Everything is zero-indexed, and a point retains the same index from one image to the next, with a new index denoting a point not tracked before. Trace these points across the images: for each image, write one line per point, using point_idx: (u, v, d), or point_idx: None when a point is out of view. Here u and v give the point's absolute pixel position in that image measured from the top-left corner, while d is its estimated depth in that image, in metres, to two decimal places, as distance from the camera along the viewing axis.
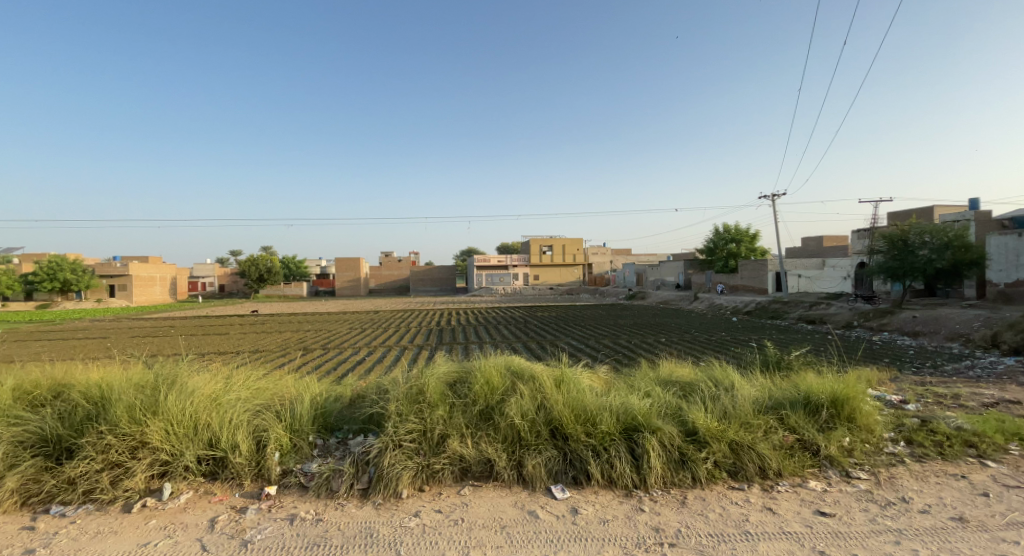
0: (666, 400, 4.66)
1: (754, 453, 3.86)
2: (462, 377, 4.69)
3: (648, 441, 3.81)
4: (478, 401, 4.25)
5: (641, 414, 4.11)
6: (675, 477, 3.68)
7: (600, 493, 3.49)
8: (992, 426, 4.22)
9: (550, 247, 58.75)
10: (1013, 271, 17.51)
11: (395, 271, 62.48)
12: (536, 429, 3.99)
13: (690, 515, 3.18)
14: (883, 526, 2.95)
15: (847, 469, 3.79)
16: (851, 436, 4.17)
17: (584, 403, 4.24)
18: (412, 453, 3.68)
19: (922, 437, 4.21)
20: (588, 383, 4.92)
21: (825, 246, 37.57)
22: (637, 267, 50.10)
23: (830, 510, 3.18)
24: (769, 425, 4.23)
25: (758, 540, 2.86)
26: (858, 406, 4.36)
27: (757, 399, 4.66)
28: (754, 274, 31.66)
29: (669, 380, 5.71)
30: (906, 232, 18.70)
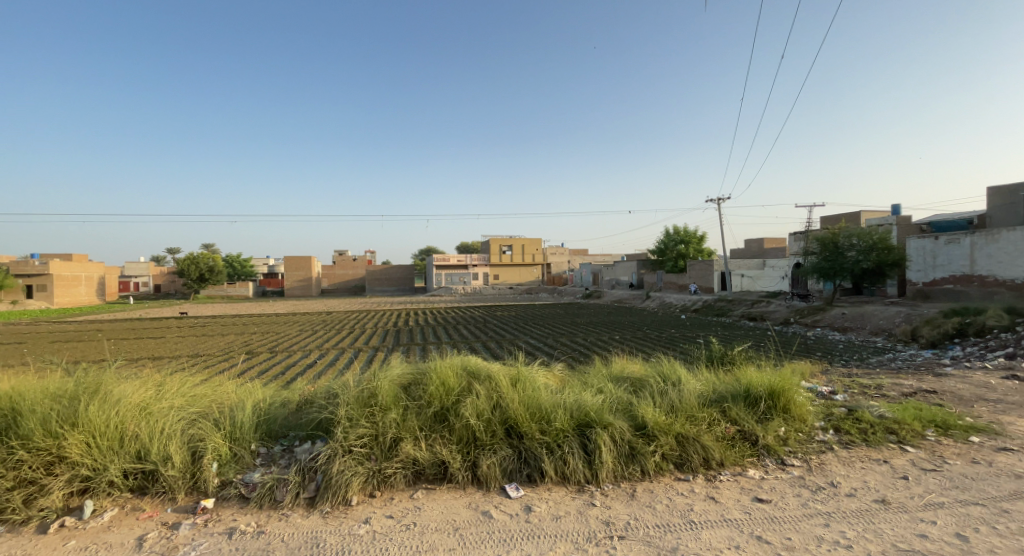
0: (617, 396, 4.77)
1: (699, 445, 4.02)
2: (416, 378, 4.60)
3: (599, 437, 3.89)
4: (432, 401, 4.18)
5: (594, 410, 4.20)
6: (625, 470, 3.79)
7: (553, 490, 3.54)
8: (911, 415, 4.60)
9: (510, 247, 58.89)
10: (930, 271, 19.20)
11: (349, 271, 60.67)
12: (490, 428, 3.98)
13: (639, 507, 3.28)
14: (814, 510, 3.16)
15: (782, 457, 4.03)
16: (785, 426, 4.44)
17: (539, 401, 4.28)
18: (362, 459, 3.58)
19: (849, 425, 4.53)
20: (542, 381, 4.96)
21: (767, 247, 39.81)
22: (593, 268, 51.10)
23: (766, 497, 3.37)
24: (713, 417, 4.43)
25: (701, 528, 2.98)
26: (792, 397, 4.65)
27: (702, 393, 4.88)
28: (702, 274, 33.03)
29: (620, 377, 5.86)
30: (837, 235, 20.13)
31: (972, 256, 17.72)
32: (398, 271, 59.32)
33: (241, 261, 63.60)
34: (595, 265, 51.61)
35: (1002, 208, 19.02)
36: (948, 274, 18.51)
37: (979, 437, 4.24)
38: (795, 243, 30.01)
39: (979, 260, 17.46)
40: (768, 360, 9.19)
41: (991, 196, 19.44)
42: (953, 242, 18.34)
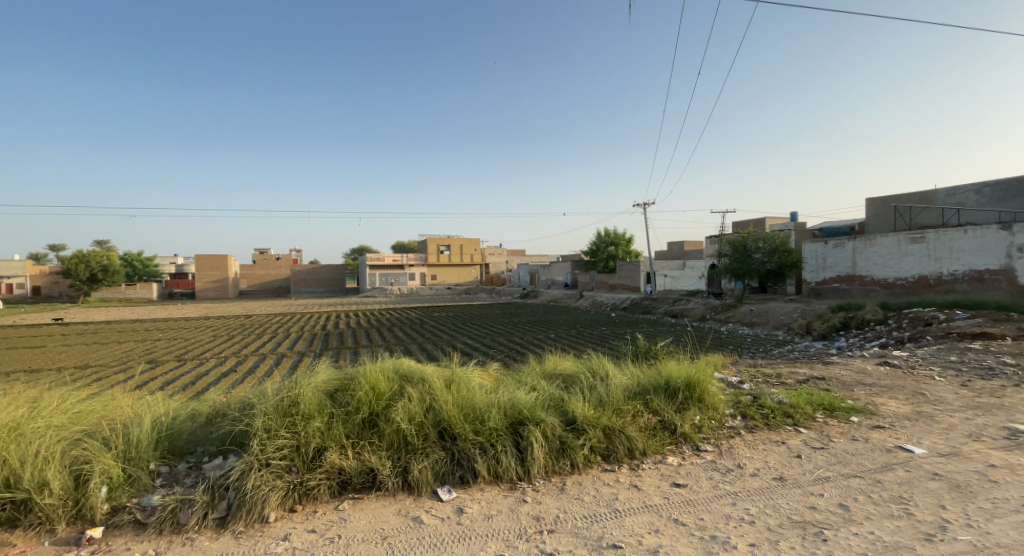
0: (550, 392, 4.88)
1: (624, 436, 4.21)
2: (343, 384, 4.40)
3: (532, 433, 3.95)
4: (361, 407, 4.02)
5: (527, 408, 4.25)
6: (556, 465, 3.88)
7: (486, 490, 3.55)
8: (804, 400, 5.13)
9: (447, 247, 58.13)
10: (821, 272, 21.48)
11: (272, 271, 56.97)
12: (423, 431, 3.91)
13: (568, 500, 3.37)
14: (722, 491, 3.43)
15: (697, 444, 4.33)
16: (700, 414, 4.77)
17: (473, 401, 4.27)
18: (282, 472, 3.37)
19: (753, 411, 4.95)
20: (477, 381, 4.95)
21: (688, 250, 42.61)
22: (530, 268, 51.75)
23: (683, 481, 3.61)
24: (637, 409, 4.66)
25: (625, 516, 3.13)
26: (707, 387, 5.00)
27: (627, 387, 5.12)
28: (630, 274, 34.60)
29: (553, 373, 6.00)
30: (746, 238, 21.96)
31: (855, 258, 20.09)
32: (327, 271, 56.60)
33: (143, 261, 57.53)
34: (531, 265, 52.33)
35: (878, 217, 21.71)
36: (836, 274, 20.84)
37: (859, 418, 4.80)
38: (711, 245, 32.36)
39: (860, 262, 19.83)
40: (687, 352, 9.83)
41: (869, 207, 22.17)
42: (840, 245, 20.68)
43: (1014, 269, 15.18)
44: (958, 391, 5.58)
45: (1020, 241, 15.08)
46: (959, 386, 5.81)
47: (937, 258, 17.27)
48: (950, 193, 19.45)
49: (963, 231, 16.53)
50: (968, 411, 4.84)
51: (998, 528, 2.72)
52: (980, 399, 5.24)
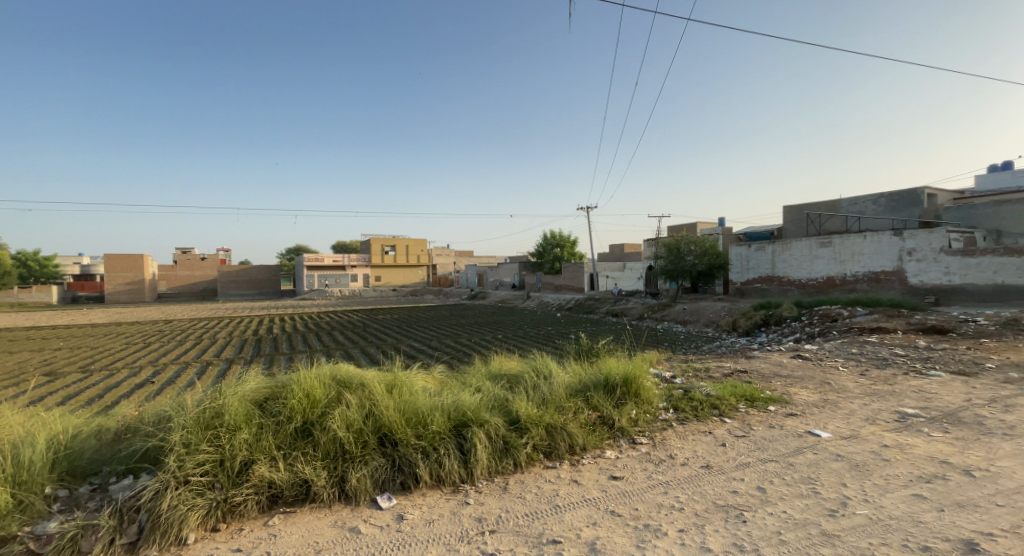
0: (495, 393, 4.89)
1: (566, 433, 4.31)
2: (275, 392, 4.18)
3: (476, 434, 3.94)
4: (294, 415, 3.82)
5: (471, 410, 4.23)
6: (499, 465, 3.90)
7: (428, 494, 3.50)
8: (729, 392, 5.49)
9: (392, 248, 56.65)
10: (745, 273, 23.07)
11: (197, 273, 52.95)
12: (362, 439, 3.79)
13: (511, 499, 3.40)
14: (656, 481, 3.60)
15: (633, 437, 4.51)
16: (636, 408, 4.98)
17: (416, 405, 4.20)
18: (203, 489, 3.15)
19: (685, 404, 5.23)
20: (420, 384, 4.88)
21: (628, 252, 44.30)
22: (477, 269, 51.61)
23: (620, 474, 3.75)
24: (578, 406, 4.79)
25: (564, 511, 3.20)
26: (643, 382, 5.23)
27: (569, 385, 5.25)
28: (574, 275, 35.43)
29: (498, 374, 6.02)
30: (679, 241, 23.16)
31: (774, 260, 21.77)
32: (260, 272, 53.39)
33: (41, 261, 51.41)
34: (477, 266, 52.24)
35: (793, 223, 23.68)
36: (757, 275, 22.47)
37: (775, 406, 5.21)
38: (649, 247, 33.87)
39: (779, 264, 21.52)
40: (626, 350, 10.21)
41: (786, 214, 24.10)
42: (761, 249, 22.33)
43: (905, 270, 17.10)
44: (858, 380, 6.21)
45: (909, 245, 17.00)
46: (859, 375, 6.46)
47: (842, 260, 19.09)
48: (852, 203, 21.59)
49: (863, 237, 18.38)
50: (866, 397, 5.40)
51: (889, 501, 3.06)
52: (875, 386, 5.86)
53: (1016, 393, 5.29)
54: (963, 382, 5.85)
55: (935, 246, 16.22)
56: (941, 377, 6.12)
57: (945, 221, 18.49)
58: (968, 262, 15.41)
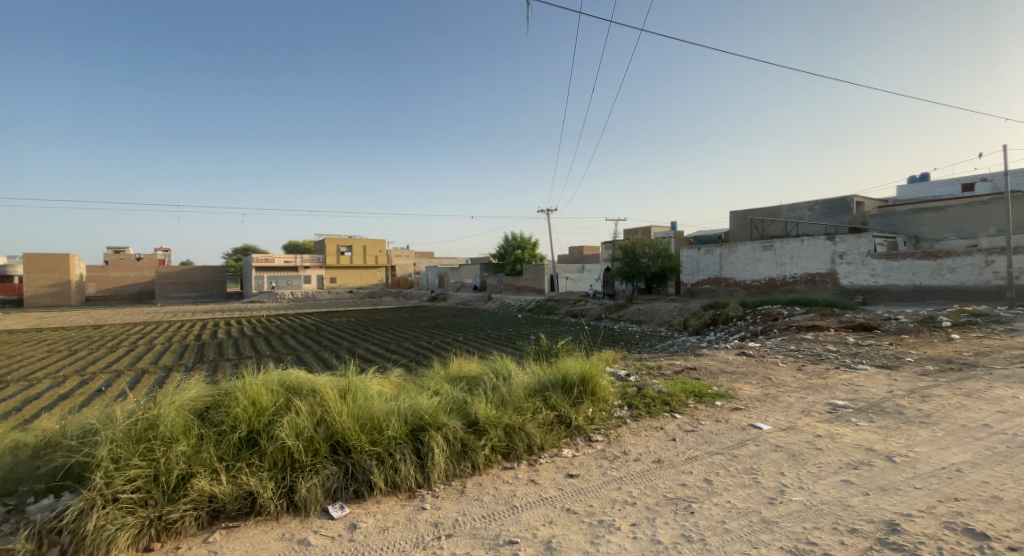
0: (453, 396, 4.85)
1: (523, 433, 4.34)
2: (217, 401, 3.97)
3: (433, 439, 3.89)
4: (238, 425, 3.64)
5: (428, 413, 4.18)
6: (457, 469, 3.86)
7: (383, 502, 3.42)
8: (680, 388, 5.69)
9: (348, 248, 55.05)
10: (696, 275, 24.01)
11: (131, 273, 49.63)
12: (313, 446, 3.65)
13: (468, 502, 3.38)
14: (611, 477, 3.68)
15: (589, 435, 4.60)
16: (592, 407, 5.07)
17: (370, 410, 4.11)
18: (134, 507, 2.95)
19: (638, 401, 5.38)
20: (376, 389, 4.77)
21: (586, 254, 45.14)
22: (437, 270, 51.12)
23: (576, 471, 3.81)
24: (536, 406, 4.83)
25: (522, 510, 3.22)
26: (600, 381, 5.33)
27: (528, 386, 5.29)
28: (534, 277, 35.70)
29: (457, 376, 5.99)
30: (635, 243, 23.85)
31: (721, 263, 22.80)
32: (204, 274, 50.59)
33: None
34: (438, 267, 51.77)
35: (739, 227, 24.89)
36: (707, 276, 23.44)
37: (722, 401, 5.46)
38: (606, 249, 34.72)
39: (725, 267, 22.55)
40: (584, 350, 10.39)
41: (733, 218, 25.29)
42: (709, 252, 23.31)
43: (837, 272, 18.35)
44: (795, 374, 6.60)
45: (841, 249, 18.25)
46: (796, 370, 6.88)
47: (782, 263, 20.26)
48: (791, 209, 22.95)
49: (800, 241, 19.57)
50: (802, 391, 5.76)
51: (821, 487, 3.27)
52: (811, 380, 6.26)
53: (931, 383, 5.80)
54: (887, 375, 6.36)
55: (862, 250, 17.54)
56: (868, 370, 6.63)
57: (872, 226, 20.04)
58: (890, 264, 16.76)
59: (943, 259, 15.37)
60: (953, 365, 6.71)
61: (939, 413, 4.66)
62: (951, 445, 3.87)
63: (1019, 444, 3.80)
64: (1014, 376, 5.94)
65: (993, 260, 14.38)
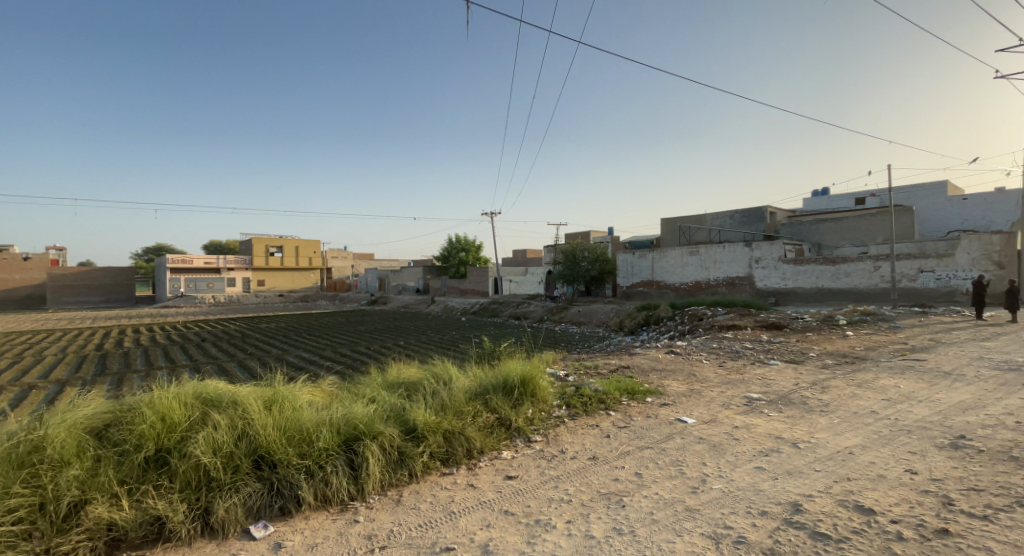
0: (391, 403, 4.71)
1: (463, 438, 4.31)
2: (120, 418, 3.62)
3: (368, 448, 3.76)
4: (144, 443, 3.32)
5: (363, 422, 4.03)
6: (393, 478, 3.76)
7: (312, 517, 3.26)
8: (615, 387, 5.90)
9: (279, 248, 52.09)
10: (630, 278, 25.06)
11: (17, 275, 43.87)
12: (232, 463, 3.40)
13: (403, 511, 3.30)
14: (548, 476, 3.75)
15: (529, 435, 4.65)
16: (531, 408, 5.14)
17: (299, 421, 3.91)
18: (15, 542, 2.66)
19: (575, 400, 5.52)
20: (305, 398, 4.54)
21: (529, 257, 45.75)
22: (376, 273, 49.65)
23: (514, 473, 3.84)
24: (477, 410, 4.82)
25: (459, 516, 3.19)
26: (540, 382, 5.42)
27: (468, 389, 5.26)
28: (477, 280, 35.64)
29: (395, 382, 5.83)
30: (576, 247, 24.62)
31: (653, 267, 23.97)
32: (108, 276, 45.82)
33: None
34: (376, 269, 50.29)
35: (669, 234, 26.31)
36: (640, 280, 24.54)
37: (652, 398, 5.74)
38: (548, 253, 35.44)
39: (657, 270, 23.74)
40: (527, 352, 10.54)
41: (664, 225, 26.69)
42: (643, 256, 24.44)
43: (754, 276, 19.88)
44: (717, 370, 7.09)
45: (756, 255, 19.80)
46: (718, 366, 7.38)
47: (707, 267, 21.63)
48: (715, 217, 24.61)
49: (722, 247, 21.01)
50: (723, 386, 6.19)
51: (737, 475, 3.52)
52: (730, 375, 6.74)
53: (830, 375, 6.46)
54: (794, 369, 6.99)
55: (775, 255, 19.14)
56: (778, 365, 7.26)
57: (783, 235, 21.92)
58: (798, 269, 18.44)
59: (840, 264, 17.19)
60: (847, 359, 7.51)
61: (836, 402, 5.18)
62: (846, 431, 4.31)
63: (899, 427, 4.32)
64: (896, 368, 6.73)
65: (880, 265, 16.27)
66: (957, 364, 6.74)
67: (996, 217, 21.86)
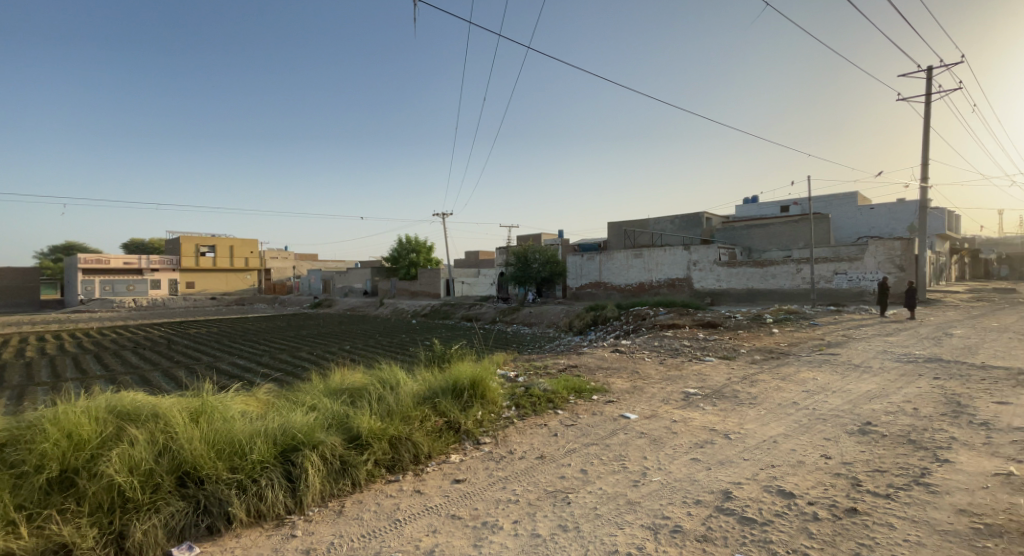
0: (333, 410, 4.55)
1: (410, 443, 4.23)
2: (20, 437, 3.27)
3: (307, 459, 3.60)
4: (45, 464, 3.01)
5: (302, 431, 3.86)
6: (334, 488, 3.63)
7: (244, 535, 3.08)
8: (563, 386, 6.00)
9: (212, 248, 48.90)
10: (579, 279, 25.62)
11: None
12: (152, 481, 3.14)
13: (345, 522, 3.20)
14: (496, 477, 3.76)
15: (477, 438, 4.64)
16: (481, 410, 5.12)
17: (231, 432, 3.69)
18: None
19: (525, 400, 5.57)
20: (237, 408, 4.28)
21: (480, 259, 45.68)
22: (319, 273, 47.67)
23: (463, 477, 3.82)
24: (425, 414, 4.75)
25: (405, 524, 3.13)
26: (489, 384, 5.43)
27: (416, 393, 5.18)
28: (428, 281, 35.13)
29: (338, 389, 5.63)
30: (526, 250, 25.24)
31: (600, 269, 24.65)
32: (8, 278, 41.13)
33: None
34: (320, 269, 48.32)
35: (615, 237, 27.15)
36: (588, 281, 25.16)
37: (598, 395, 5.90)
38: (500, 254, 35.66)
39: (604, 272, 24.44)
40: (480, 353, 10.52)
41: (610, 229, 27.53)
42: (591, 258, 25.08)
43: (692, 277, 20.91)
44: (658, 367, 7.41)
45: (694, 257, 20.85)
46: (659, 363, 7.70)
47: (650, 269, 22.53)
48: (656, 222, 25.59)
49: (664, 250, 21.97)
50: (663, 382, 6.46)
51: (675, 467, 3.69)
52: (670, 372, 7.06)
53: (758, 369, 6.94)
54: (727, 365, 7.44)
55: (711, 258, 20.26)
56: (713, 361, 7.69)
57: (718, 239, 23.24)
58: (731, 271, 19.62)
59: (768, 267, 18.48)
60: (773, 354, 8.09)
61: (763, 395, 5.57)
62: (771, 421, 4.64)
63: (816, 416, 4.70)
64: (815, 361, 7.33)
65: (802, 268, 17.64)
66: (865, 357, 7.45)
67: (897, 225, 24.38)
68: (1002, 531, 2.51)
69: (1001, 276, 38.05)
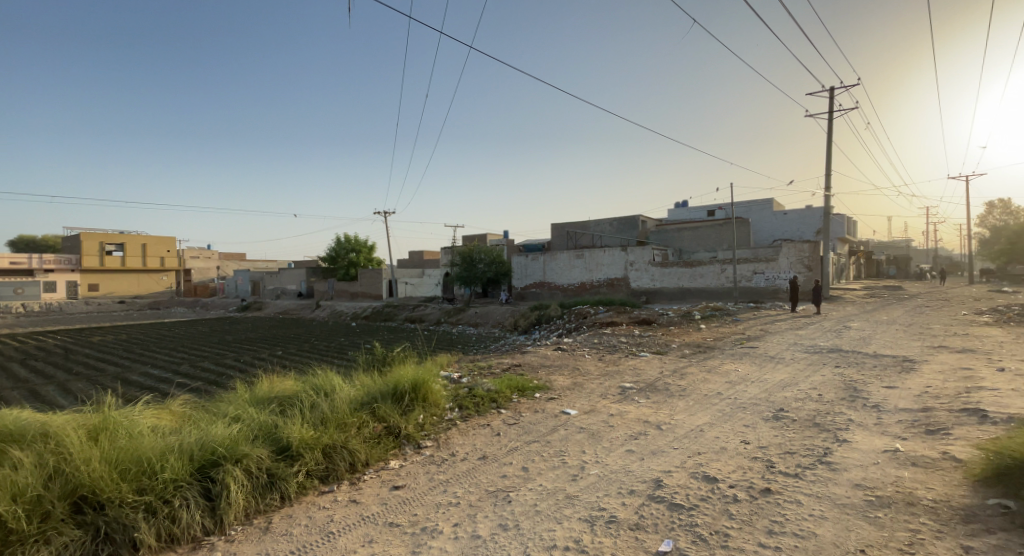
0: (260, 420, 4.27)
1: (345, 452, 4.06)
2: None
3: (229, 474, 3.35)
4: None
5: (223, 444, 3.60)
6: (261, 504, 3.41)
7: None
8: (506, 385, 6.03)
9: (122, 248, 44.50)
10: (523, 280, 25.87)
11: None
12: (41, 510, 2.80)
13: (273, 539, 3.02)
14: (437, 481, 3.70)
15: (418, 442, 4.55)
16: (422, 413, 5.02)
17: (138, 449, 3.36)
18: None
19: (467, 401, 5.53)
20: (146, 423, 3.91)
21: (423, 259, 44.96)
22: (248, 274, 44.75)
23: (401, 483, 3.72)
24: (362, 420, 4.58)
25: (338, 536, 3.00)
26: (431, 386, 5.34)
27: (353, 399, 4.97)
28: (368, 282, 34.04)
29: (267, 398, 5.30)
30: (471, 250, 25.10)
31: (543, 269, 25.06)
32: None
33: None
34: (247, 270, 45.32)
35: (557, 238, 27.69)
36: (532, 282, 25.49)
37: (540, 393, 5.98)
38: (444, 255, 35.30)
39: (547, 272, 24.88)
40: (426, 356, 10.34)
41: (553, 230, 28.04)
42: (534, 259, 25.39)
43: (629, 277, 21.79)
44: (597, 364, 7.65)
45: (631, 258, 21.74)
46: (598, 360, 7.95)
47: (590, 269, 23.19)
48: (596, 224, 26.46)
49: (603, 251, 22.73)
50: (601, 378, 6.68)
51: (612, 459, 3.82)
52: (607, 367, 7.31)
53: (687, 363, 7.35)
54: (659, 359, 7.83)
55: (646, 259, 21.24)
56: (647, 356, 8.07)
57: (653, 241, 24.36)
58: (664, 271, 20.65)
59: (697, 267, 19.64)
60: (700, 348, 8.62)
61: (691, 386, 5.92)
62: (698, 411, 4.93)
63: (737, 405, 5.05)
64: (737, 354, 7.90)
65: (726, 268, 18.93)
66: (779, 349, 8.13)
67: (806, 229, 26.77)
68: (890, 501, 2.83)
69: (889, 276, 42.89)
